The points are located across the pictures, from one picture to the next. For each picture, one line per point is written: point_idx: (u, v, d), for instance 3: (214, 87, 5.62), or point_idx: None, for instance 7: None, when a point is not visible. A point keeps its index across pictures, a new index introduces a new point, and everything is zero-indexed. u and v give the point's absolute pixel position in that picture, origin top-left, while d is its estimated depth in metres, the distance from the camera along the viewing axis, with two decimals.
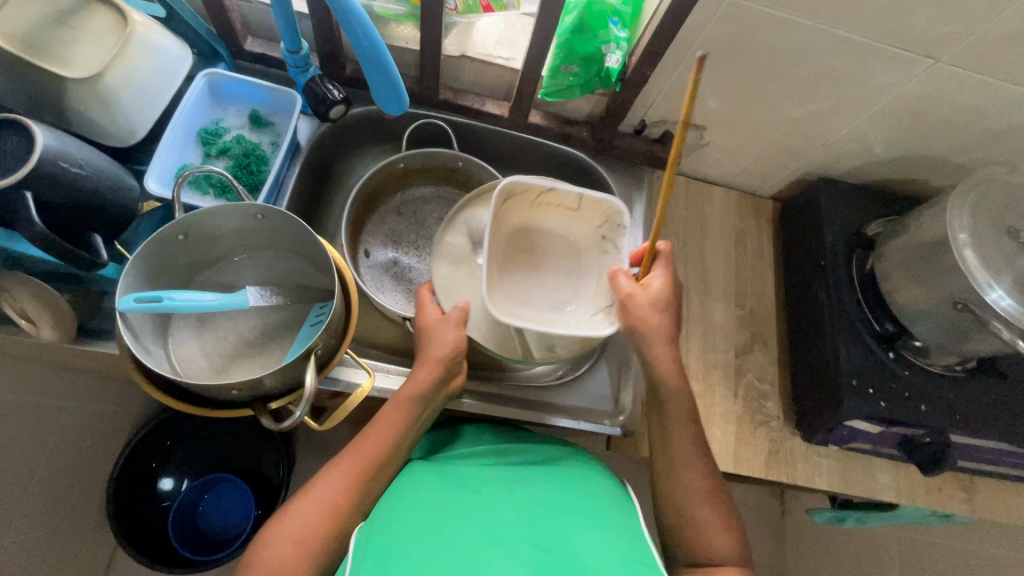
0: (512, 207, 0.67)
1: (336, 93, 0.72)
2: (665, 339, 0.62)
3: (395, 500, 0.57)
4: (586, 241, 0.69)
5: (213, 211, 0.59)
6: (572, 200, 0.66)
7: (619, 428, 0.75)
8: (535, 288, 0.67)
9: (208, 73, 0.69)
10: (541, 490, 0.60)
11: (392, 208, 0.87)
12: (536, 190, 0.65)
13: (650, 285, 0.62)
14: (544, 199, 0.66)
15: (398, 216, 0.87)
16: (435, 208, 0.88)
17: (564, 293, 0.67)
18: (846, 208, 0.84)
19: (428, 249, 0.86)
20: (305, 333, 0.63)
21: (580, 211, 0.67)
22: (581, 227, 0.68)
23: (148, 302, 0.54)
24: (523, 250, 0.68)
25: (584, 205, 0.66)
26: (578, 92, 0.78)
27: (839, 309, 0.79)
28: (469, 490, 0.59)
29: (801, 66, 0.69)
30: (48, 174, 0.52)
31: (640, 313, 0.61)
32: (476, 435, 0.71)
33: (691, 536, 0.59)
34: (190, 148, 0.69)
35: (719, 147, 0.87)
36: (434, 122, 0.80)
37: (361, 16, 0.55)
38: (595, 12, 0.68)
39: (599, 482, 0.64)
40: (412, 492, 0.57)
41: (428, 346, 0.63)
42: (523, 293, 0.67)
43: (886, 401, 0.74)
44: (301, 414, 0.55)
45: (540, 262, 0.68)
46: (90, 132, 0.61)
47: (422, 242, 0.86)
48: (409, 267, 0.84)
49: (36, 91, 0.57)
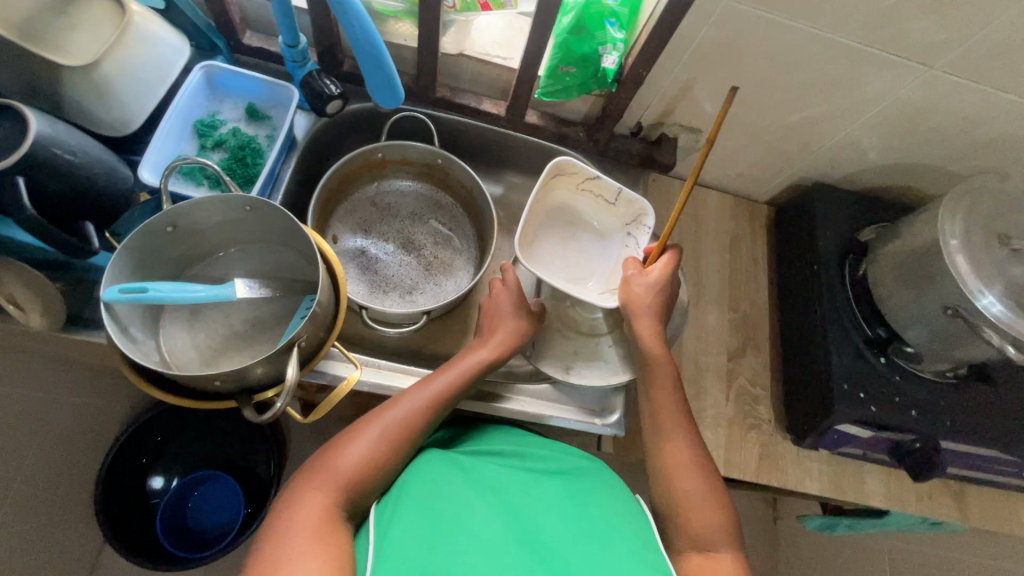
0: (561, 185, 0.80)
1: (334, 88, 0.72)
2: (650, 315, 0.70)
3: (405, 492, 0.57)
4: (612, 230, 0.82)
5: (199, 202, 0.59)
6: (611, 194, 0.79)
7: (613, 428, 0.74)
8: (562, 259, 0.81)
9: (206, 65, 0.69)
10: (554, 493, 0.60)
11: (364, 197, 0.87)
12: (584, 176, 0.78)
13: (650, 273, 0.71)
14: (587, 185, 0.79)
15: (371, 207, 0.87)
16: (410, 202, 0.89)
17: (587, 271, 0.81)
18: (839, 213, 0.85)
19: (398, 242, 0.86)
20: (293, 324, 0.62)
21: (614, 206, 0.80)
22: (611, 219, 0.81)
23: (132, 293, 0.54)
24: (563, 226, 0.82)
25: (619, 201, 0.79)
26: (575, 92, 0.78)
27: (832, 314, 0.79)
28: (478, 486, 0.58)
29: (796, 70, 0.69)
30: (40, 159, 0.51)
31: (637, 292, 0.70)
32: (478, 436, 0.71)
33: (675, 516, 0.61)
34: (186, 140, 0.69)
35: (714, 151, 0.87)
36: (411, 114, 0.80)
37: (357, 8, 0.55)
38: (593, 13, 0.68)
39: (601, 486, 0.63)
40: (417, 484, 0.57)
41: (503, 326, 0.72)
42: (551, 260, 0.80)
43: (877, 405, 0.74)
44: (283, 406, 0.54)
45: (571, 240, 0.82)
46: (85, 122, 0.61)
47: (392, 233, 0.87)
48: (376, 258, 0.84)
49: (31, 79, 0.57)
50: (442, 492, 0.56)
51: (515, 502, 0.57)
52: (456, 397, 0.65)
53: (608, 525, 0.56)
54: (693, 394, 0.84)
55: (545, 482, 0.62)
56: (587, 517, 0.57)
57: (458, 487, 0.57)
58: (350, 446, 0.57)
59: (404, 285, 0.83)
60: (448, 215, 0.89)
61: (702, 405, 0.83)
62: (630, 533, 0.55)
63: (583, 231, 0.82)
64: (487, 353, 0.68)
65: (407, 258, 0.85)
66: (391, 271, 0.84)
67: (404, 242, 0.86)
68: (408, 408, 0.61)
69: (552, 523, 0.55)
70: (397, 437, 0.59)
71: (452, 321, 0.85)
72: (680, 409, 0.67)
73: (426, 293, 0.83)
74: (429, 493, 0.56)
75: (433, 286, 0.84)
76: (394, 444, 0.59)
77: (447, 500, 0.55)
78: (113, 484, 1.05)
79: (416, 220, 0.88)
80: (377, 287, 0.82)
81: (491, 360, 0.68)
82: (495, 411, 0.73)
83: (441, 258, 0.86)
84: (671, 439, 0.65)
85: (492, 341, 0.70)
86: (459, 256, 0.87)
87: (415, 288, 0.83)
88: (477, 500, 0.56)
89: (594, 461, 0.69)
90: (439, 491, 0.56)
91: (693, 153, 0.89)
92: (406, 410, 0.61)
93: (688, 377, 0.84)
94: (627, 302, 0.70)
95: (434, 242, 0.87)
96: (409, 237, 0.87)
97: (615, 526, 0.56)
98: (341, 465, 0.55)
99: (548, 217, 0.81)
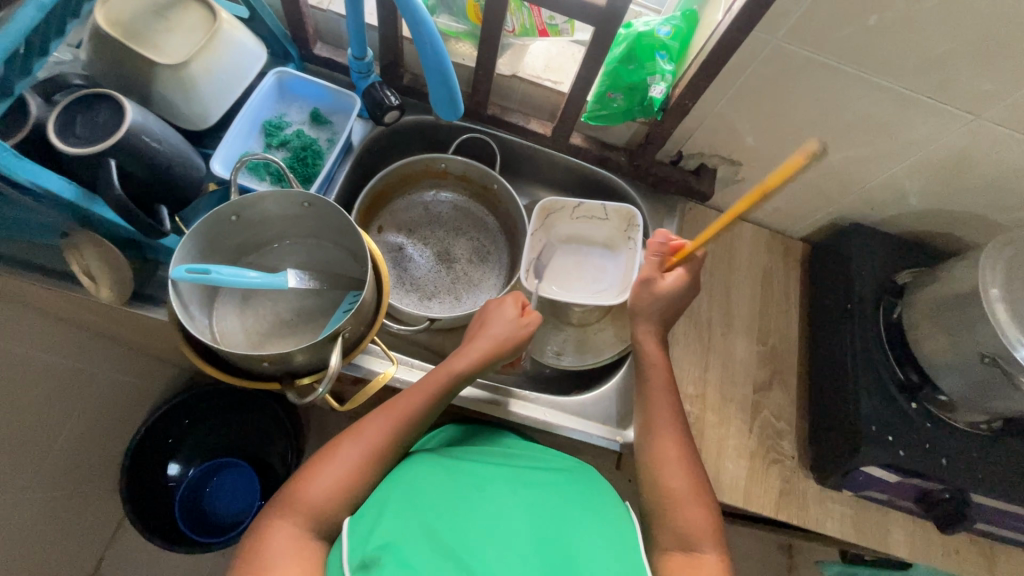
0: (556, 220, 0.88)
1: (393, 99, 0.76)
2: (651, 322, 0.73)
3: (372, 509, 0.58)
4: (615, 238, 0.88)
5: (264, 195, 0.63)
6: (598, 210, 0.85)
7: (618, 445, 0.76)
8: (578, 279, 0.87)
9: (279, 71, 0.75)
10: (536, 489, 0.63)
11: (418, 200, 0.93)
12: (571, 206, 0.85)
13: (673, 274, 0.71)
14: (579, 212, 0.86)
15: (421, 211, 0.93)
16: (455, 214, 0.94)
17: (603, 283, 0.86)
18: (876, 254, 0.85)
19: (435, 249, 0.92)
20: (337, 317, 0.65)
21: (607, 218, 0.86)
22: (613, 231, 0.87)
23: (197, 274, 0.57)
24: (573, 252, 0.89)
25: (609, 213, 0.85)
26: (621, 119, 0.81)
27: (863, 353, 0.79)
28: (444, 485, 0.61)
29: (841, 111, 0.71)
30: (131, 146, 0.56)
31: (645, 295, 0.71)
32: (488, 440, 0.73)
33: (664, 512, 0.63)
34: (254, 138, 0.74)
35: (753, 183, 0.89)
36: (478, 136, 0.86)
37: (431, 28, 0.58)
38: (644, 45, 0.72)
39: (582, 480, 0.67)
40: (387, 498, 0.59)
41: (483, 337, 0.68)
42: (568, 282, 0.87)
43: (905, 450, 0.73)
44: (324, 391, 0.57)
45: (584, 261, 0.88)
46: (169, 115, 0.67)
47: (433, 240, 0.92)
48: (410, 257, 0.90)
49: (127, 73, 0.63)
50: (410, 501, 0.58)
51: (484, 494, 0.60)
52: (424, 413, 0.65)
53: (584, 513, 0.60)
54: (716, 423, 0.83)
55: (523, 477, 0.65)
56: (561, 509, 0.60)
57: (427, 491, 0.60)
58: (315, 477, 0.59)
59: (427, 289, 0.89)
60: (491, 237, 0.94)
61: (724, 434, 0.83)
62: (610, 525, 0.60)
63: (593, 250, 0.89)
64: (466, 366, 0.66)
65: (439, 267, 0.91)
66: (421, 274, 0.90)
67: (442, 251, 0.92)
68: (381, 429, 0.63)
69: (527, 515, 0.59)
70: (369, 460, 0.61)
71: None
72: (676, 424, 0.68)
73: (444, 302, 0.88)
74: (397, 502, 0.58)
75: (452, 298, 0.89)
76: (370, 460, 0.61)
77: (417, 511, 0.57)
78: (138, 462, 1.13)
79: (461, 234, 0.93)
80: (402, 283, 0.88)
81: (466, 374, 0.66)
82: (515, 417, 0.76)
83: (471, 275, 0.91)
84: (661, 434, 0.68)
85: (466, 357, 0.67)
86: (489, 277, 0.91)
87: (434, 295, 0.89)
88: (450, 500, 0.59)
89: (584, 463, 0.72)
90: (412, 494, 0.59)
91: (731, 185, 0.91)
92: (371, 432, 0.62)
93: (712, 404, 0.84)
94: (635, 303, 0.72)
95: (469, 258, 0.92)
96: (448, 249, 0.92)
97: (593, 513, 0.61)
98: (303, 493, 0.58)
99: (558, 249, 0.89)
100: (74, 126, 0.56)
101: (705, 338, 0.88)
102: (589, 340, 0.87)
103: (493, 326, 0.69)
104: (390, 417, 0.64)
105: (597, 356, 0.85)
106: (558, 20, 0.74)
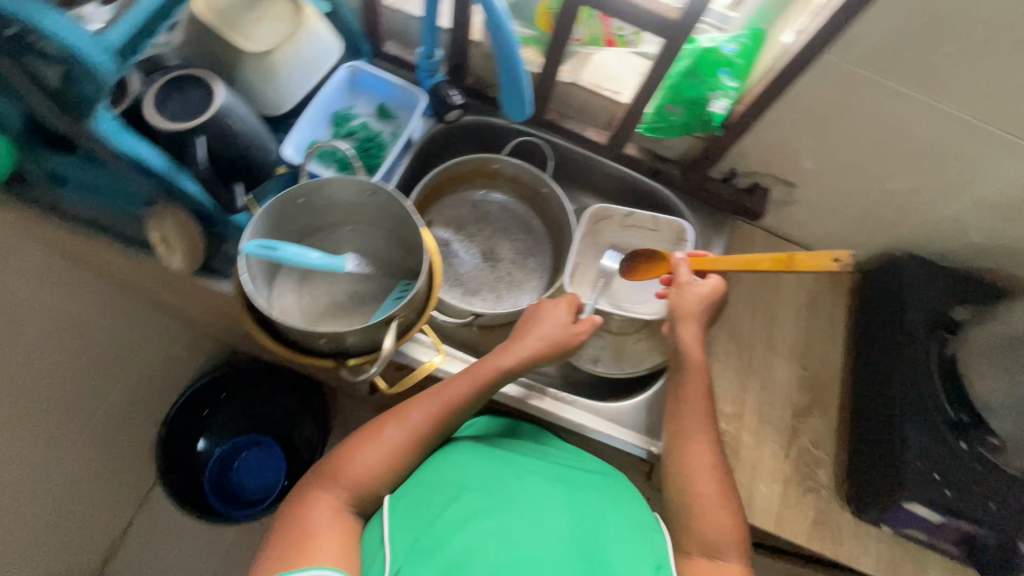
0: (604, 226, 0.89)
1: (457, 98, 0.79)
2: (697, 321, 0.70)
3: (415, 503, 0.62)
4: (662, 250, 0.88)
5: (331, 180, 0.66)
6: (649, 222, 0.86)
7: (644, 451, 0.77)
8: (623, 287, 0.89)
9: (351, 65, 0.78)
10: (572, 494, 0.65)
11: (467, 198, 0.96)
12: (621, 215, 0.86)
13: (705, 282, 0.72)
14: (629, 221, 0.87)
15: (470, 209, 0.96)
16: (503, 215, 0.96)
17: (646, 293, 0.88)
18: (931, 288, 0.82)
19: (480, 247, 0.94)
20: (389, 304, 0.68)
21: (657, 230, 0.86)
22: (659, 243, 0.88)
23: (266, 250, 0.60)
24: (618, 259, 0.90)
25: (659, 225, 0.86)
26: (678, 132, 0.82)
27: (911, 387, 0.77)
28: (466, 479, 0.64)
29: (905, 139, 0.70)
30: (219, 126, 0.61)
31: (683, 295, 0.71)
32: (522, 437, 0.75)
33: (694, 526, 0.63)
34: (323, 127, 0.78)
35: (807, 206, 0.88)
36: (532, 139, 0.88)
37: (502, 16, 0.59)
38: (708, 61, 0.72)
39: (620, 492, 0.68)
40: (432, 493, 0.63)
41: (530, 336, 0.69)
42: (613, 291, 0.89)
43: (952, 490, 0.71)
44: (377, 371, 0.60)
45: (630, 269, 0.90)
46: (249, 99, 0.71)
47: (479, 238, 0.95)
48: (456, 252, 0.93)
49: (216, 57, 0.67)
50: (444, 498, 0.62)
51: (507, 485, 0.64)
52: (468, 403, 0.66)
53: (603, 507, 0.64)
54: (752, 444, 0.82)
55: (559, 479, 0.67)
56: (596, 510, 0.63)
57: (462, 484, 0.63)
58: (358, 451, 0.62)
59: (470, 285, 0.91)
60: (536, 240, 0.96)
61: (759, 456, 0.81)
62: (641, 534, 0.61)
63: None
64: (510, 363, 0.66)
65: (483, 264, 0.93)
66: (465, 270, 0.92)
67: (487, 250, 0.94)
68: (423, 413, 0.65)
69: (549, 507, 0.62)
70: (405, 445, 0.63)
71: None
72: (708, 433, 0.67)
73: (485, 299, 0.90)
74: (431, 500, 0.62)
75: (494, 295, 0.91)
76: (408, 444, 0.64)
77: (450, 507, 0.60)
78: (173, 434, 1.18)
79: (506, 235, 0.95)
80: (447, 278, 0.91)
81: (508, 371, 0.67)
82: (551, 417, 0.77)
83: (513, 275, 0.93)
84: (695, 443, 0.67)
85: (516, 350, 0.67)
86: (530, 279, 0.93)
87: (476, 292, 0.90)
88: (489, 496, 0.62)
89: (618, 473, 0.74)
90: (453, 489, 0.63)
91: (784, 207, 0.90)
92: (417, 417, 0.64)
93: (749, 425, 0.83)
94: (678, 306, 0.71)
95: (513, 259, 0.94)
96: (493, 247, 0.94)
97: (627, 524, 0.62)
98: (344, 468, 0.61)
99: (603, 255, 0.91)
100: (168, 103, 0.60)
101: (745, 357, 0.87)
102: (626, 350, 0.87)
103: (546, 320, 0.70)
104: (433, 404, 0.65)
105: (634, 366, 0.85)
106: (626, 31, 0.78)
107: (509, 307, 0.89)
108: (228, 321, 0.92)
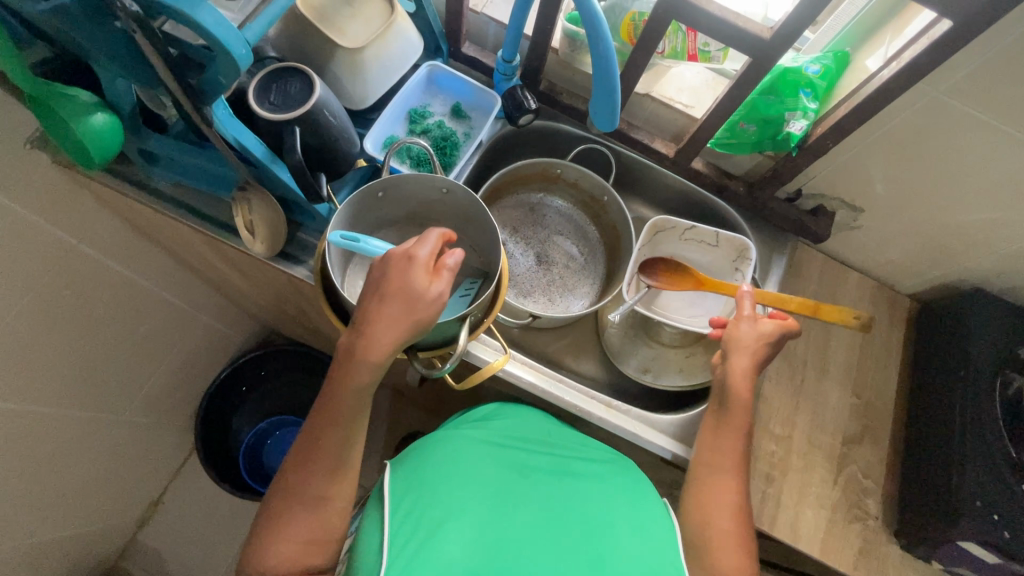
0: (664, 237, 0.89)
1: (531, 102, 0.80)
2: (747, 359, 0.67)
3: (419, 494, 0.61)
4: (720, 267, 0.89)
5: (410, 177, 0.68)
6: (710, 238, 0.86)
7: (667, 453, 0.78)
8: (678, 301, 0.89)
9: (431, 65, 0.80)
10: (578, 483, 0.67)
11: (525, 200, 0.96)
12: (682, 228, 0.86)
13: (764, 321, 0.68)
14: (689, 235, 0.87)
15: (527, 211, 0.96)
16: (559, 220, 0.97)
17: (702, 309, 0.88)
18: (997, 323, 0.81)
19: (535, 250, 0.95)
20: (456, 302, 0.70)
21: (716, 246, 0.87)
22: (719, 258, 0.88)
23: (349, 241, 0.61)
24: None
25: (719, 242, 0.86)
26: (748, 149, 0.82)
27: (973, 424, 0.76)
28: (461, 477, 0.64)
29: (989, 173, 0.69)
30: (314, 119, 0.62)
31: (741, 334, 0.67)
32: (508, 424, 0.75)
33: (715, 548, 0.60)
34: (400, 123, 0.80)
35: (870, 232, 0.87)
36: (597, 147, 0.88)
37: (602, 24, 0.58)
38: (788, 80, 0.72)
39: (621, 476, 0.70)
40: (437, 480, 0.63)
41: (371, 339, 0.53)
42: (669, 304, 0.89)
43: (1011, 532, 0.70)
44: (450, 367, 0.61)
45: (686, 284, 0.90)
46: (334, 92, 0.73)
47: (534, 241, 0.95)
48: (511, 254, 0.94)
49: (308, 49, 0.69)
50: (452, 484, 0.62)
51: (504, 481, 0.64)
52: (342, 423, 0.56)
53: (604, 498, 0.65)
54: (800, 468, 0.82)
55: (563, 469, 0.69)
56: (606, 498, 0.65)
57: (469, 474, 0.64)
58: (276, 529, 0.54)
59: (524, 286, 0.92)
60: (589, 247, 0.96)
61: (807, 480, 0.81)
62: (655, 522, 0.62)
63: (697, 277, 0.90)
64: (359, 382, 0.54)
65: (537, 267, 0.94)
66: (519, 271, 0.93)
67: (541, 253, 0.95)
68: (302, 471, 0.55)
69: (556, 494, 0.65)
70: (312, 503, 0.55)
71: (570, 335, 0.94)
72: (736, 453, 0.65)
73: (538, 301, 0.91)
74: (436, 489, 0.62)
75: (546, 299, 0.92)
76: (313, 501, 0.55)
77: (463, 495, 0.61)
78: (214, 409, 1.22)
79: (561, 239, 0.96)
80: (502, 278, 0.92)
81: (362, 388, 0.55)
82: (606, 423, 0.78)
83: (565, 280, 0.94)
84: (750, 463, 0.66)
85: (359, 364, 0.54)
86: (582, 284, 0.94)
87: (529, 293, 0.91)
88: (501, 485, 0.64)
89: (624, 458, 0.75)
90: (461, 476, 0.64)
91: (847, 231, 0.89)
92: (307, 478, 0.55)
93: (798, 448, 0.83)
94: (728, 338, 0.68)
95: (567, 264, 0.95)
96: (546, 251, 0.95)
97: (638, 509, 0.64)
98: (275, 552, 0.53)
99: None
100: (269, 94, 0.62)
101: (798, 380, 0.86)
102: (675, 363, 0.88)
103: (382, 312, 0.53)
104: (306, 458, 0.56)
105: (686, 380, 0.85)
106: (712, 47, 0.75)
107: (562, 311, 0.90)
108: (288, 304, 0.95)
